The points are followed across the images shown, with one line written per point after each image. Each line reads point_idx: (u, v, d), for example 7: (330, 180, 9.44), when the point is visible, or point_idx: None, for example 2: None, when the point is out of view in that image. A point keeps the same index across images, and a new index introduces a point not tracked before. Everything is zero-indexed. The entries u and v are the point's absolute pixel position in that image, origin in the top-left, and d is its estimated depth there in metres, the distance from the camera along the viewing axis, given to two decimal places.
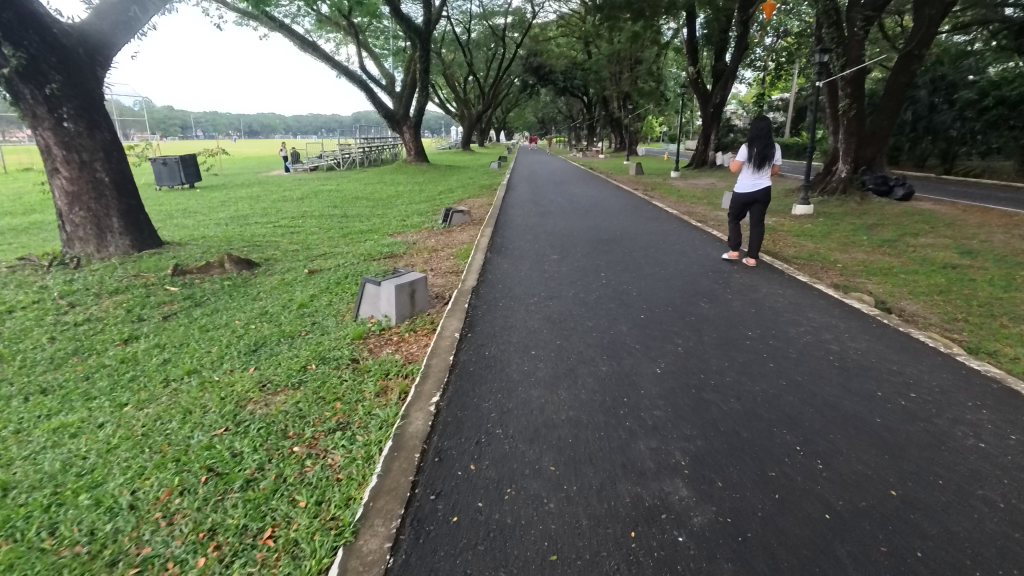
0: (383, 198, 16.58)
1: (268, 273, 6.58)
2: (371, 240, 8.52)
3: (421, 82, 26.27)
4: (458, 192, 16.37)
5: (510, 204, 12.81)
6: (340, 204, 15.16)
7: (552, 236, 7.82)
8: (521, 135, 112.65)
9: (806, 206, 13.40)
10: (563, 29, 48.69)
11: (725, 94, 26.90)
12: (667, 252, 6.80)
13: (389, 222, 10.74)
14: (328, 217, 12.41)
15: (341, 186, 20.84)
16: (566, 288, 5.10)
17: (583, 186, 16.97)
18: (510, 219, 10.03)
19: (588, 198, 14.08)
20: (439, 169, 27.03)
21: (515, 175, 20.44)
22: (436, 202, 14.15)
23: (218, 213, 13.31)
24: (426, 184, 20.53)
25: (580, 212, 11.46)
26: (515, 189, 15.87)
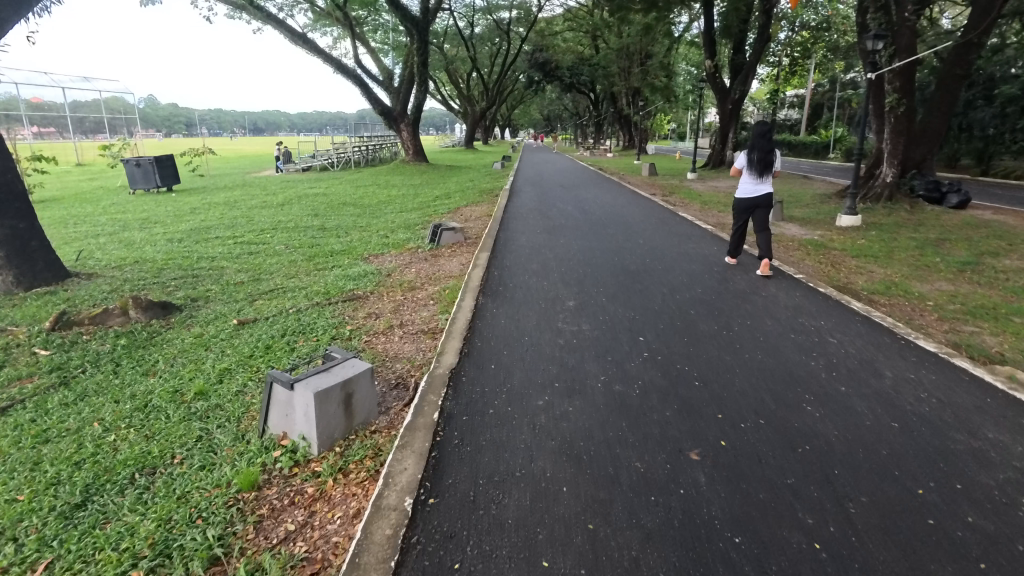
0: (372, 204, 14.94)
1: (185, 324, 4.92)
2: (338, 269, 6.84)
3: (418, 77, 24.62)
4: (455, 198, 14.71)
5: (513, 215, 11.10)
6: (323, 212, 13.53)
7: (564, 266, 6.14)
8: (527, 133, 110.81)
9: (854, 216, 11.63)
10: (570, 23, 46.79)
11: (745, 89, 25.05)
12: (717, 292, 5.14)
13: (369, 240, 9.08)
14: (303, 230, 10.79)
15: (331, 190, 19.25)
16: (593, 369, 3.41)
17: (596, 191, 15.27)
18: (512, 238, 8.32)
19: (602, 207, 12.40)
20: (439, 170, 25.37)
21: (520, 178, 18.73)
22: (430, 211, 12.48)
23: (181, 224, 11.71)
24: (424, 186, 18.91)
25: (594, 226, 9.76)
26: (520, 195, 14.17)
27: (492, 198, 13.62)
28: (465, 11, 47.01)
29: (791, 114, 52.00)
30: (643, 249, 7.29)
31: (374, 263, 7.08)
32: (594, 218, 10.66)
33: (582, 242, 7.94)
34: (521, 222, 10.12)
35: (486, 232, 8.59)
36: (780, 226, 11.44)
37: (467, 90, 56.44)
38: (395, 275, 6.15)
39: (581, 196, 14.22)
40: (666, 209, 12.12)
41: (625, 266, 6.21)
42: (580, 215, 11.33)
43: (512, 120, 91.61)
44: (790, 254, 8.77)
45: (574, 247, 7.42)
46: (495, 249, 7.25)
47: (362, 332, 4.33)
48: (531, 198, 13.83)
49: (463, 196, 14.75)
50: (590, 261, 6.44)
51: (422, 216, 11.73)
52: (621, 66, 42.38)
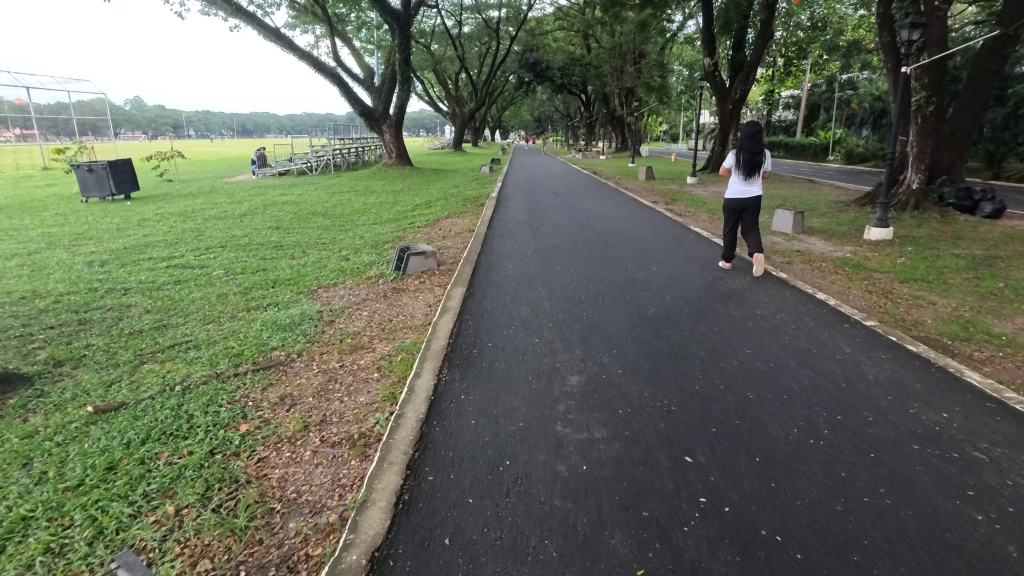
0: (344, 214, 13.47)
1: (23, 414, 3.42)
2: (271, 310, 5.36)
3: (400, 76, 23.17)
4: (436, 206, 13.27)
5: (500, 225, 9.67)
6: (287, 225, 12.05)
7: (561, 306, 4.70)
8: (517, 135, 109.49)
9: (885, 228, 10.27)
10: (561, 22, 45.47)
11: (746, 88, 23.78)
12: (772, 355, 3.73)
13: (326, 263, 7.60)
14: (256, 247, 9.32)
15: (305, 196, 17.79)
16: (620, 548, 2.01)
17: (591, 198, 13.88)
18: (495, 256, 6.86)
19: (600, 216, 10.99)
20: (424, 174, 23.93)
21: (509, 183, 17.34)
22: (405, 223, 11.03)
23: (118, 241, 10.19)
24: (404, 193, 17.51)
25: (593, 237, 8.32)
26: (508, 203, 12.77)
27: (476, 207, 12.19)
28: (453, 9, 45.58)
29: (786, 115, 50.96)
30: (658, 275, 5.85)
31: (318, 300, 5.60)
32: (592, 229, 9.20)
33: (581, 261, 6.49)
34: (508, 233, 8.67)
35: (465, 252, 7.14)
36: (802, 239, 10.10)
37: (456, 90, 55.00)
38: (336, 323, 4.67)
39: (574, 204, 12.83)
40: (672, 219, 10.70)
41: (640, 306, 4.78)
42: (574, 224, 9.96)
43: (502, 121, 90.20)
44: (826, 276, 7.41)
45: (572, 270, 5.98)
46: (473, 276, 5.80)
47: (260, 435, 2.88)
48: (518, 207, 12.39)
49: (446, 205, 13.30)
50: (593, 296, 5.01)
51: (395, 230, 10.28)
52: (614, 65, 41.09)
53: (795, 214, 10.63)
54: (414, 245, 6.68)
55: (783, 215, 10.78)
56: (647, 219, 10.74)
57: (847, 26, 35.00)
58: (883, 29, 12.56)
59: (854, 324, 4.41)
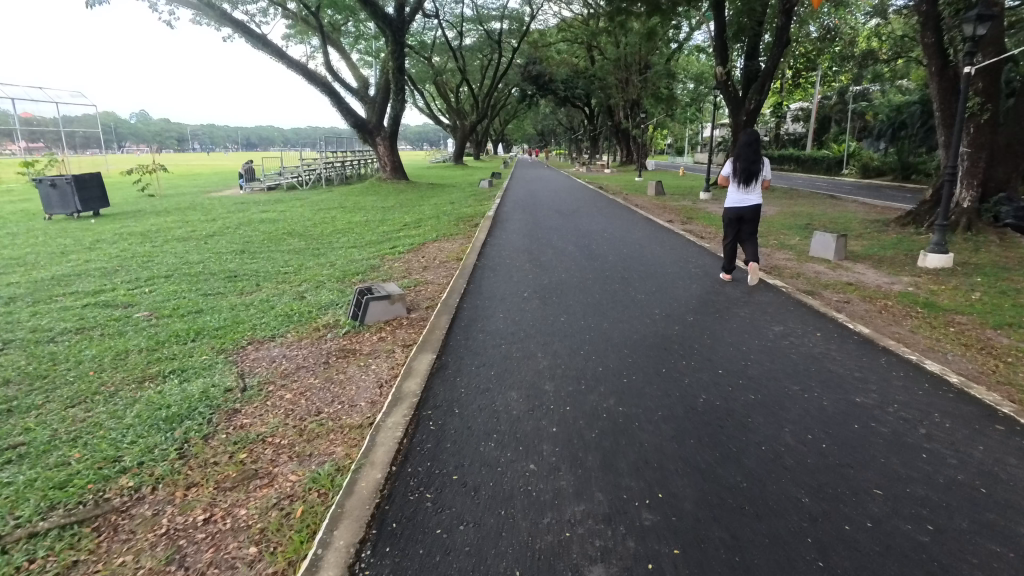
0: (323, 235, 12.07)
1: None
2: (166, 384, 3.88)
3: (394, 85, 21.93)
4: (425, 227, 11.85)
5: (494, 251, 8.18)
6: (255, 248, 10.63)
7: (569, 390, 3.21)
8: (520, 149, 108.69)
9: (943, 255, 8.80)
10: (564, 34, 44.43)
11: (761, 98, 22.43)
12: (919, 504, 2.25)
13: (275, 301, 6.13)
14: (206, 277, 7.88)
15: (287, 212, 16.44)
16: None
17: (599, 217, 12.42)
18: (484, 297, 5.38)
19: (610, 237, 9.51)
20: (419, 188, 22.59)
21: (508, 200, 15.97)
22: (385, 248, 9.58)
23: (49, 269, 8.78)
24: (394, 210, 16.13)
25: (605, 266, 6.84)
26: (505, 222, 11.37)
27: (469, 228, 10.74)
28: (454, 21, 44.61)
29: (795, 128, 49.64)
30: (695, 329, 4.38)
31: (237, 366, 4.11)
32: (603, 254, 7.72)
33: (594, 305, 5.01)
34: (503, 261, 7.20)
35: (447, 291, 5.67)
36: (848, 268, 8.61)
37: (457, 103, 53.91)
38: (239, 416, 3.18)
39: (580, 223, 11.36)
40: (695, 242, 9.22)
41: (683, 387, 3.28)
42: (581, 246, 8.48)
43: (505, 135, 89.33)
44: (897, 317, 5.96)
45: (583, 322, 4.50)
46: (450, 330, 4.33)
47: None
48: (517, 227, 10.93)
49: (436, 224, 11.87)
50: (613, 368, 3.54)
51: (372, 256, 8.82)
52: (618, 77, 39.97)
53: (838, 238, 9.13)
54: (379, 284, 5.18)
55: (823, 239, 9.29)
56: (664, 242, 9.29)
57: (860, 37, 33.83)
58: (926, 29, 11.12)
59: (1014, 425, 2.91)
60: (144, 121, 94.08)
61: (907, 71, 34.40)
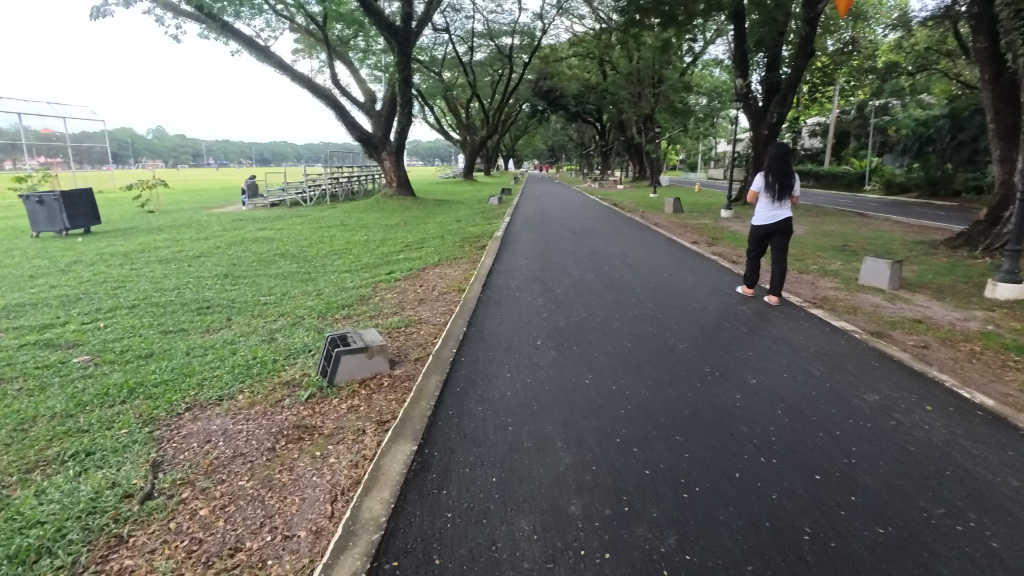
0: (317, 257, 11.14)
1: None
2: (56, 479, 2.89)
3: (400, 98, 21.14)
4: (428, 248, 10.89)
5: (500, 277, 7.13)
6: (241, 273, 9.71)
7: (602, 521, 2.18)
8: (531, 165, 108.06)
9: (1016, 284, 7.68)
10: (576, 49, 43.75)
11: (784, 111, 21.39)
12: None
13: (239, 345, 5.13)
14: (174, 309, 6.93)
15: (284, 230, 15.61)
16: None
17: (616, 235, 11.38)
18: (487, 343, 4.34)
19: (633, 259, 8.45)
20: (425, 205, 21.71)
21: (519, 218, 15.00)
22: (380, 273, 8.60)
23: (6, 297, 7.88)
24: (397, 229, 15.24)
25: (632, 298, 5.79)
26: (516, 242, 10.39)
27: (475, 250, 9.75)
28: (464, 36, 44.11)
29: (813, 143, 48.45)
30: (763, 398, 3.34)
31: (156, 452, 3.11)
32: (627, 282, 6.65)
33: (625, 358, 3.95)
34: (511, 291, 6.16)
35: (441, 335, 4.63)
36: (907, 299, 7.53)
37: (467, 118, 53.36)
38: (120, 554, 2.18)
39: (595, 241, 10.32)
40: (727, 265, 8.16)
41: (772, 513, 2.24)
42: (600, 269, 7.43)
43: (515, 150, 88.79)
44: (992, 367, 4.88)
45: (613, 387, 3.44)
46: (438, 401, 3.31)
47: None
48: (527, 247, 9.90)
49: (439, 246, 10.91)
50: (664, 471, 2.53)
51: (363, 284, 7.83)
52: (631, 92, 39.22)
53: (892, 264, 8.04)
54: (359, 332, 4.07)
55: (874, 265, 8.21)
56: (694, 267, 8.24)
57: (881, 50, 32.74)
58: (979, 34, 10.12)
59: None
60: (157, 137, 94.69)
61: (932, 84, 33.21)
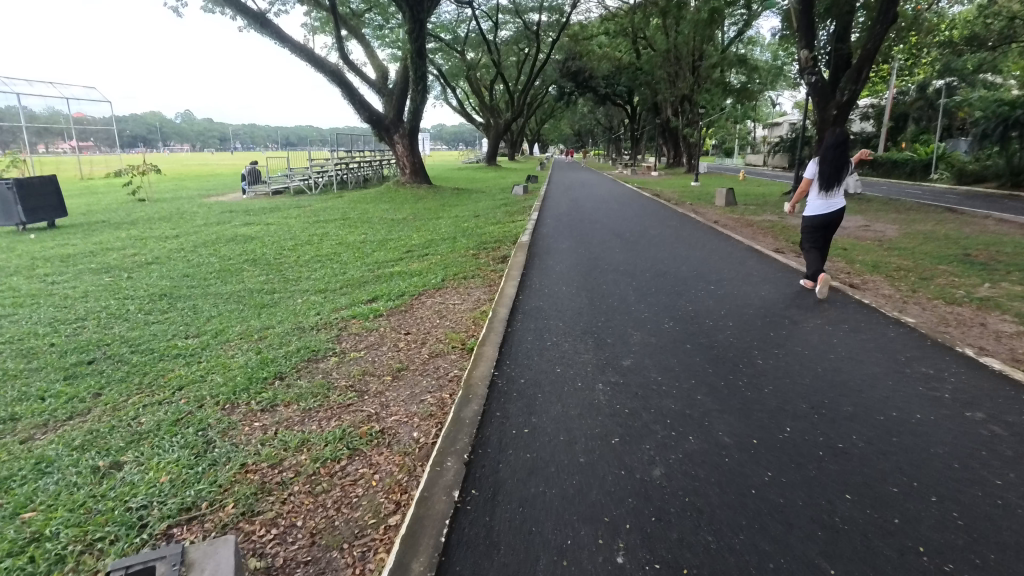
0: (294, 266, 8.81)
1: None
2: None
3: (412, 73, 18.65)
4: (433, 256, 8.50)
5: (527, 320, 4.63)
6: (187, 290, 7.46)
7: None
8: (557, 150, 105.15)
9: None
10: (608, 25, 40.65)
11: (857, 89, 18.21)
12: None
13: (44, 486, 2.76)
14: (40, 366, 4.64)
15: (274, 225, 13.41)
16: None
17: (674, 240, 8.76)
18: (506, 559, 1.93)
19: (717, 283, 5.85)
20: (441, 195, 19.34)
21: (549, 214, 12.51)
22: (360, 299, 6.20)
23: None
24: (403, 225, 12.92)
25: (759, 382, 3.30)
26: (551, 249, 7.93)
27: (490, 265, 7.24)
28: (489, 11, 41.29)
29: (865, 127, 44.66)
30: None
31: None
32: (731, 336, 4.12)
33: None
34: (546, 357, 3.69)
35: (410, 508, 2.21)
36: None
37: (491, 101, 50.65)
38: None
39: (651, 251, 7.72)
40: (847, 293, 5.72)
41: None
42: (677, 306, 4.90)
43: (540, 135, 85.76)
44: None
45: None
46: None
47: None
48: (560, 256, 7.31)
49: (445, 254, 8.47)
50: None
51: (325, 322, 5.38)
52: (668, 71, 36.64)
53: None
54: (213, 553, 1.87)
55: None
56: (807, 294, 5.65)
57: (955, 21, 29.00)
58: None
59: None
60: (182, 121, 94.02)
61: (1012, 60, 29.47)
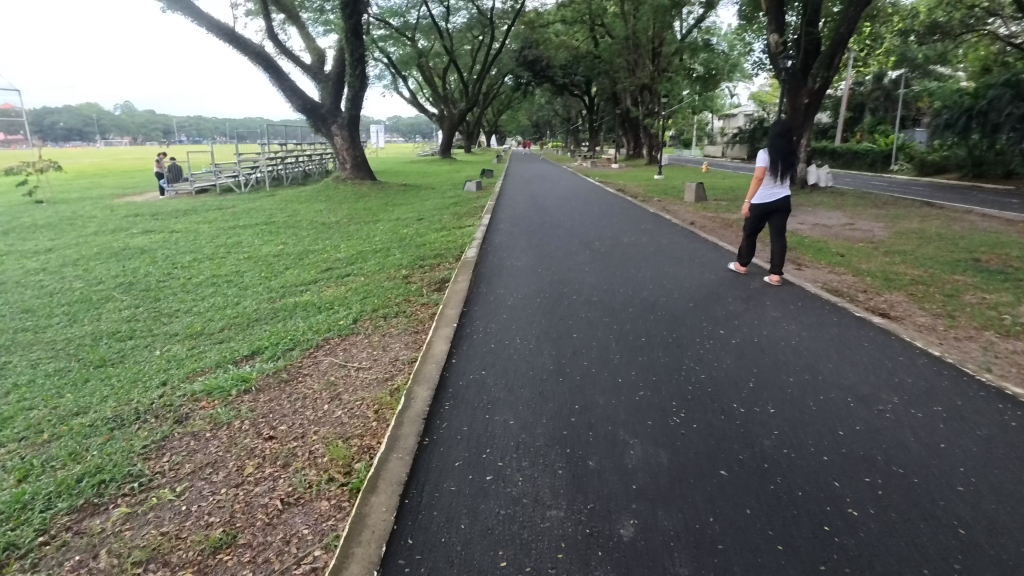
0: (177, 293, 6.92)
1: None
2: None
3: (348, 55, 16.67)
4: (357, 277, 6.71)
5: (460, 406, 2.96)
6: (12, 336, 5.52)
7: None
8: (515, 141, 103.77)
9: None
10: (564, 12, 39.21)
11: (830, 77, 17.44)
12: None
13: None
14: None
15: (181, 233, 11.34)
16: None
17: (652, 250, 7.17)
18: None
19: (726, 321, 4.26)
20: (387, 192, 17.51)
21: (502, 214, 10.87)
22: (231, 354, 4.39)
23: None
24: (335, 231, 11.08)
25: None
26: (501, 263, 6.26)
27: (421, 292, 5.50)
28: None
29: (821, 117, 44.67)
30: None
31: None
32: (784, 444, 2.54)
33: None
34: (480, 524, 2.05)
35: None
36: None
37: (445, 91, 48.44)
38: None
39: (628, 268, 6.09)
40: (895, 328, 4.28)
41: None
42: (683, 373, 3.30)
43: (497, 126, 84.16)
44: None
45: None
46: None
47: None
48: (513, 277, 5.62)
49: (371, 274, 6.70)
50: None
51: (158, 406, 3.57)
52: (627, 59, 35.41)
53: None
54: None
55: None
56: (846, 331, 4.17)
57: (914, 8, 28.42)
58: None
59: None
60: (120, 112, 88.84)
61: (968, 49, 29.34)
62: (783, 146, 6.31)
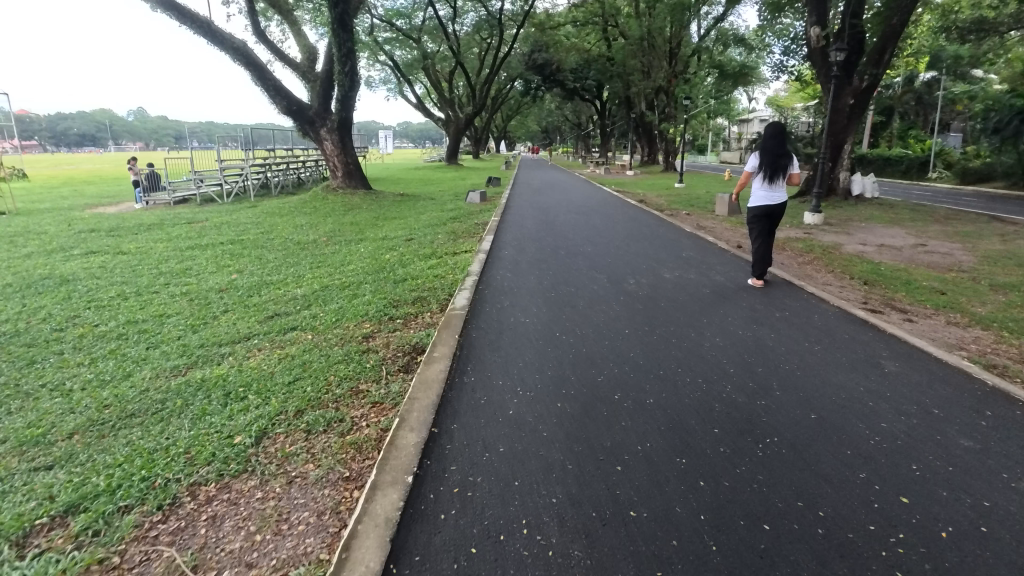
0: (60, 353, 5.09)
1: None
2: None
3: (336, 50, 15.06)
4: (303, 333, 4.87)
5: None
6: None
7: None
8: (524, 148, 102.07)
9: None
10: (576, 13, 37.51)
11: (878, 73, 15.37)
12: None
13: None
14: None
15: (126, 255, 9.60)
16: None
17: (705, 292, 5.28)
18: None
19: (891, 471, 2.40)
20: (381, 202, 15.78)
21: (506, 233, 9.07)
22: (28, 513, 2.56)
23: None
24: (306, 253, 9.30)
25: None
26: (498, 321, 4.38)
27: (376, 373, 3.62)
28: None
29: None
30: None
31: None
32: None
33: None
34: None
35: None
36: None
37: (451, 95, 46.64)
38: None
39: (683, 328, 4.22)
40: None
41: None
42: None
43: (507, 132, 82.36)
44: None
45: None
46: None
47: None
48: (516, 350, 3.72)
49: (322, 330, 4.84)
50: None
51: None
52: (640, 61, 33.59)
53: None
54: None
55: None
56: None
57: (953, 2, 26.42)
58: None
59: None
60: (130, 116, 88.42)
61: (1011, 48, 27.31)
62: (773, 145, 5.89)
